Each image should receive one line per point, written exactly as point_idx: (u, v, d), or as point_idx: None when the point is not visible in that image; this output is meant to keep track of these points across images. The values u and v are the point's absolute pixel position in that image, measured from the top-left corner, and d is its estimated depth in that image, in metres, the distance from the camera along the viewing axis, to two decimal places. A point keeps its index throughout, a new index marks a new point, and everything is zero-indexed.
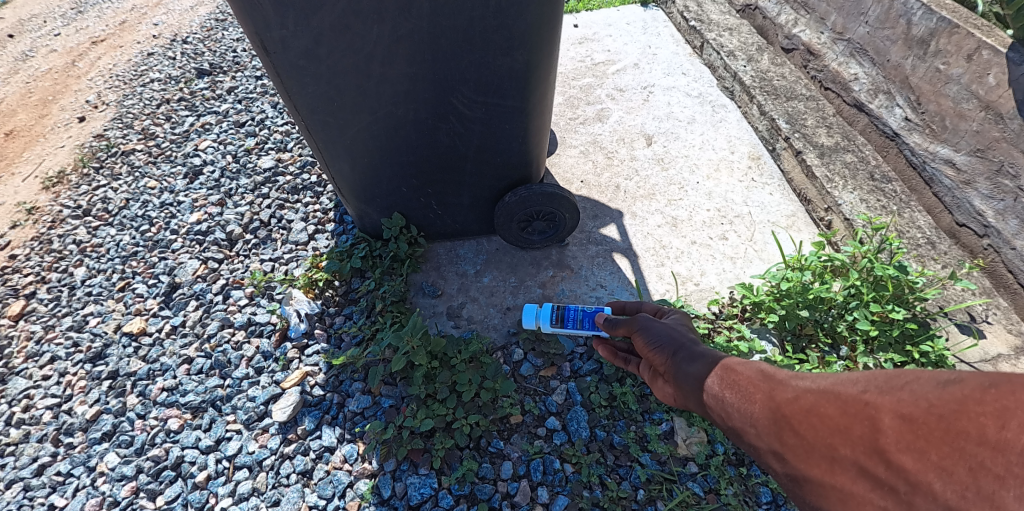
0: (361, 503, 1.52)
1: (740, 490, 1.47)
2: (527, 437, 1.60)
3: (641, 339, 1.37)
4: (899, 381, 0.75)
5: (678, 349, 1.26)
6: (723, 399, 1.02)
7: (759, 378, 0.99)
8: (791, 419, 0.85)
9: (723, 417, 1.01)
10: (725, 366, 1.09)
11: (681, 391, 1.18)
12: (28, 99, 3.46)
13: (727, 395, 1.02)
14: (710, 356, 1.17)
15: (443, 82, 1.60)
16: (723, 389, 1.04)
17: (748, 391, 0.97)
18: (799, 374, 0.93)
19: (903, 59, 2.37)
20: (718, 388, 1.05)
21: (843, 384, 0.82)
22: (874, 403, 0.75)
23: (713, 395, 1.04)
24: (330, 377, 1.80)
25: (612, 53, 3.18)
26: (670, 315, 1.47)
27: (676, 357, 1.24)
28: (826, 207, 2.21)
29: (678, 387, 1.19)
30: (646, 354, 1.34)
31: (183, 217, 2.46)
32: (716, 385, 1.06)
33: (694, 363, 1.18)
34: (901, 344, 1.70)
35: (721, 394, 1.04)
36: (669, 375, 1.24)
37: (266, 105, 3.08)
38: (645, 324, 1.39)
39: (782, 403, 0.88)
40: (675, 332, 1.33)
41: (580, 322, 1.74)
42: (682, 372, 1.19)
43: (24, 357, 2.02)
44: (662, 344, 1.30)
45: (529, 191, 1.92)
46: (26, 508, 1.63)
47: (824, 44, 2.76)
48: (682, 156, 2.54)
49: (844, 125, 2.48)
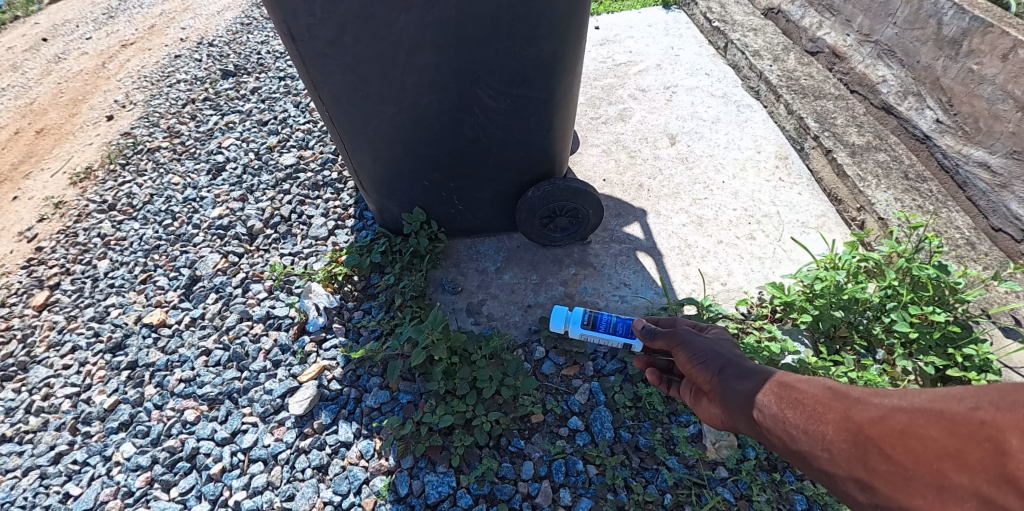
0: (377, 500, 1.48)
1: (774, 497, 1.40)
2: (549, 437, 1.55)
3: (682, 354, 1.27)
4: (1018, 397, 0.69)
5: (724, 364, 1.18)
6: (785, 420, 0.97)
7: (829, 397, 0.95)
8: (879, 442, 0.81)
9: (787, 440, 0.96)
10: (781, 383, 1.04)
11: (728, 412, 1.11)
12: (59, 99, 3.52)
13: (790, 416, 0.97)
14: (761, 372, 1.10)
15: (469, 72, 1.57)
16: (785, 409, 0.99)
17: (817, 411, 0.94)
18: (877, 391, 0.89)
19: (934, 60, 2.29)
20: (778, 408, 1.00)
21: (943, 402, 0.77)
22: (992, 422, 0.69)
23: (772, 416, 1.00)
24: (347, 372, 1.78)
25: (634, 54, 3.14)
26: (713, 330, 1.35)
27: (723, 374, 1.16)
28: (859, 207, 2.14)
29: (724, 408, 1.12)
30: (687, 371, 1.25)
31: (205, 212, 2.46)
32: (773, 405, 1.01)
33: (744, 380, 1.11)
34: (943, 347, 1.62)
35: (783, 414, 0.98)
36: (715, 393, 1.16)
37: (288, 105, 3.08)
38: (685, 339, 1.28)
39: (865, 424, 0.85)
40: (718, 349, 1.24)
41: (613, 327, 1.64)
42: (731, 390, 1.11)
43: (46, 347, 2.03)
44: (707, 359, 1.21)
45: (553, 186, 1.88)
46: (41, 496, 1.61)
47: (850, 47, 2.69)
48: (706, 155, 2.48)
49: (876, 124, 2.40)
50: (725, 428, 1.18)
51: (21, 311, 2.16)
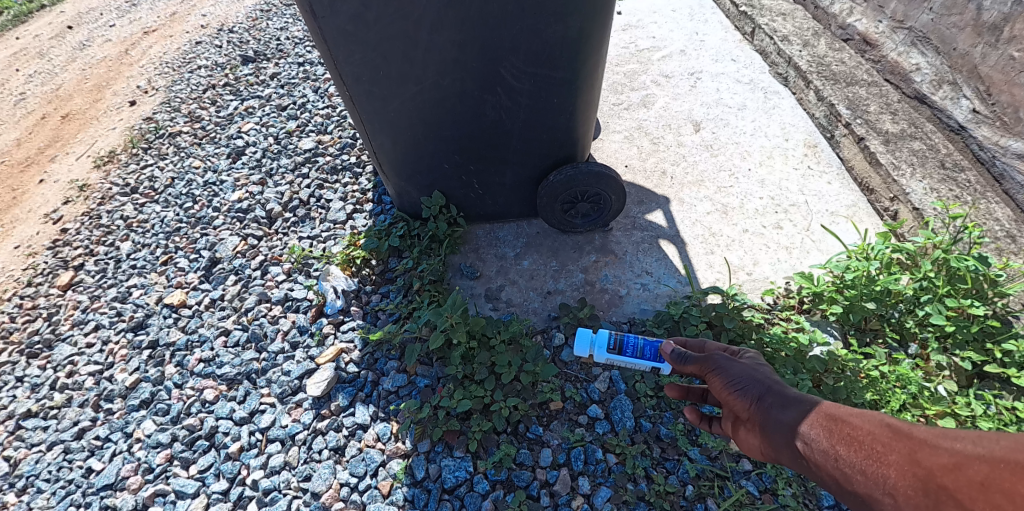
0: (394, 484, 1.47)
1: (800, 491, 1.37)
2: (568, 425, 1.53)
3: (717, 381, 1.17)
4: None
5: (763, 391, 1.09)
6: (839, 458, 0.90)
7: (888, 436, 0.88)
8: (955, 493, 0.75)
9: (843, 480, 0.90)
10: (833, 416, 0.96)
11: (771, 443, 1.03)
12: (83, 86, 3.55)
13: (846, 454, 0.90)
14: (806, 401, 1.02)
15: (493, 52, 1.53)
16: (837, 445, 0.92)
17: (878, 450, 0.87)
18: (947, 435, 0.82)
19: (972, 47, 2.19)
20: (829, 444, 0.93)
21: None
22: None
23: (824, 452, 0.93)
24: (365, 355, 1.77)
25: (657, 39, 3.06)
26: (746, 355, 1.23)
27: (763, 402, 1.08)
28: (892, 196, 2.07)
29: (767, 438, 1.04)
30: (723, 397, 1.16)
31: (225, 196, 2.47)
32: (824, 441, 0.94)
33: (788, 409, 1.03)
34: (980, 342, 1.57)
35: (834, 450, 0.92)
36: (754, 423, 1.08)
37: (308, 90, 3.07)
38: (721, 364, 1.18)
39: (937, 472, 0.78)
40: (756, 373, 1.14)
41: (640, 351, 1.50)
42: (774, 419, 1.04)
43: (70, 325, 2.06)
44: (745, 386, 1.11)
45: (576, 171, 1.84)
46: (64, 470, 1.64)
47: (882, 34, 2.57)
48: (732, 143, 2.41)
49: (912, 111, 2.30)
50: (766, 460, 1.09)
51: (47, 291, 2.19)
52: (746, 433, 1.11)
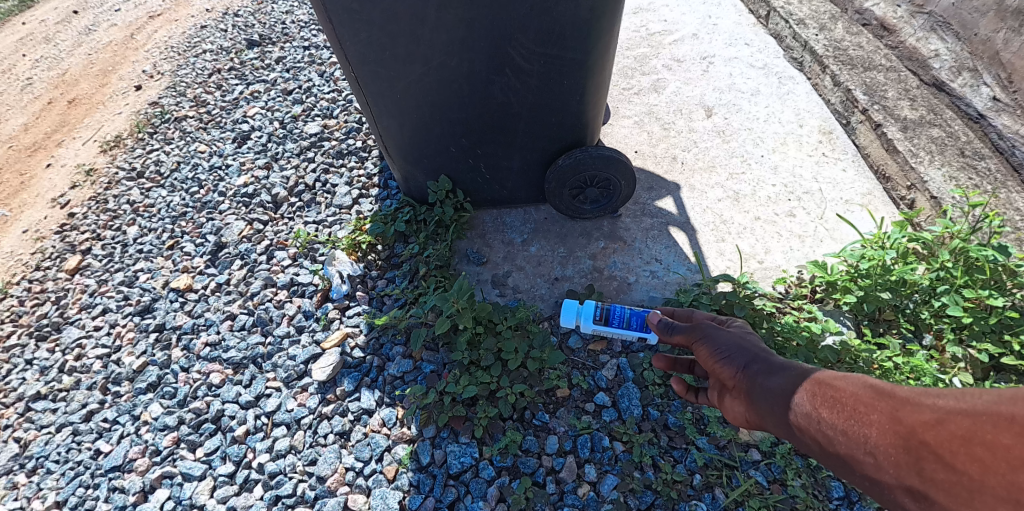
0: (399, 468, 1.46)
1: (809, 482, 1.34)
2: (574, 412, 1.52)
3: (704, 350, 1.15)
4: None
5: (749, 359, 1.07)
6: (821, 420, 0.87)
7: (871, 396, 0.84)
8: (937, 449, 0.70)
9: (824, 442, 0.86)
10: (815, 380, 0.93)
11: (757, 410, 1.00)
12: (91, 70, 3.53)
13: (828, 415, 0.86)
14: (793, 367, 0.99)
15: (501, 30, 1.49)
16: (820, 407, 0.88)
17: (860, 411, 0.83)
18: (929, 390, 0.78)
19: (994, 32, 2.12)
20: (812, 407, 0.89)
21: (1013, 403, 0.65)
22: None
23: (807, 415, 0.89)
24: (371, 340, 1.76)
25: (669, 23, 2.99)
26: (735, 323, 1.22)
27: (750, 369, 1.05)
28: (909, 185, 2.02)
29: (753, 406, 1.01)
30: (710, 367, 1.14)
31: (231, 180, 2.45)
32: (807, 404, 0.90)
33: (774, 376, 1.00)
34: (998, 334, 1.53)
35: (818, 413, 0.88)
36: (740, 391, 1.06)
37: (313, 74, 3.03)
38: (707, 332, 1.16)
39: (918, 428, 0.73)
40: (744, 341, 1.12)
41: (628, 322, 1.54)
42: (759, 387, 1.01)
43: (78, 309, 2.06)
44: (732, 354, 1.09)
45: (585, 153, 1.81)
46: (74, 452, 1.65)
47: (900, 19, 2.44)
48: (745, 129, 2.36)
49: (930, 98, 2.19)
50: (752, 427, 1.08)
51: (55, 275, 2.20)
52: (731, 402, 1.10)
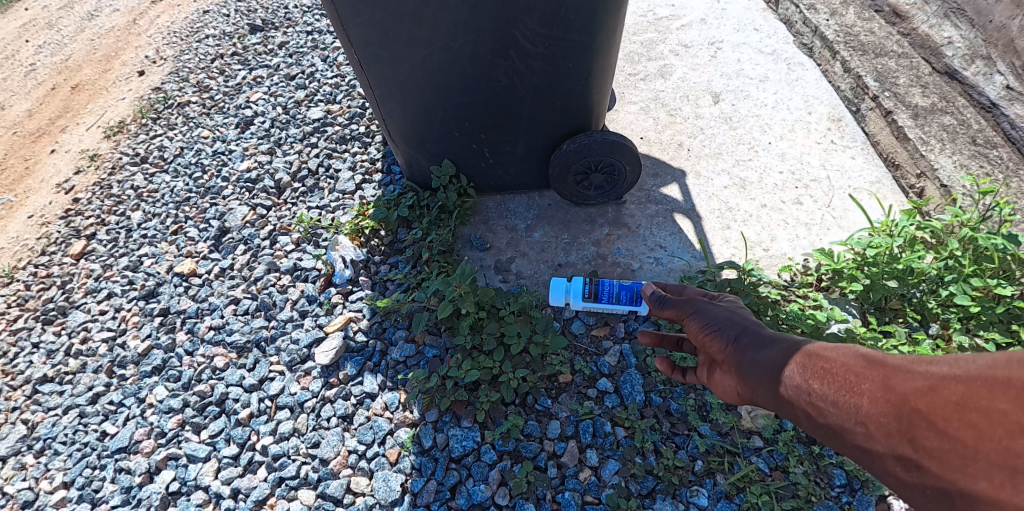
0: (401, 451, 1.47)
1: (812, 470, 1.34)
2: (577, 398, 1.52)
3: (696, 325, 1.16)
4: None
5: (740, 333, 1.08)
6: (812, 392, 0.86)
7: (863, 367, 0.82)
8: (928, 416, 0.69)
9: (814, 413, 0.85)
10: (805, 352, 0.92)
11: (748, 384, 1.01)
12: (93, 55, 3.51)
13: (818, 387, 0.85)
14: (783, 340, 1.00)
15: (505, 11, 1.46)
16: (810, 379, 0.87)
17: (850, 381, 0.82)
18: (921, 359, 0.76)
19: (1009, 19, 1.83)
20: (802, 379, 0.89)
21: (1007, 367, 0.64)
22: None
23: (797, 388, 0.88)
24: (374, 324, 1.76)
25: (676, 8, 2.94)
26: (725, 299, 1.23)
27: (739, 343, 1.06)
28: (918, 173, 2.02)
29: (744, 380, 1.02)
30: (701, 341, 1.16)
31: (234, 165, 2.45)
32: (797, 376, 0.90)
33: (763, 349, 1.00)
34: (1006, 323, 1.51)
35: (808, 385, 0.88)
36: (731, 365, 1.06)
37: (316, 59, 3.00)
38: (700, 308, 1.17)
39: (908, 396, 0.72)
40: (736, 316, 1.13)
41: (616, 295, 1.60)
42: (748, 360, 1.02)
43: (83, 293, 2.07)
44: (722, 329, 1.10)
45: (590, 138, 1.79)
46: (80, 433, 1.66)
47: (913, 5, 2.18)
48: (752, 115, 2.33)
49: (943, 85, 2.04)
50: (743, 401, 1.09)
51: (60, 259, 2.20)
52: (723, 376, 1.11)
